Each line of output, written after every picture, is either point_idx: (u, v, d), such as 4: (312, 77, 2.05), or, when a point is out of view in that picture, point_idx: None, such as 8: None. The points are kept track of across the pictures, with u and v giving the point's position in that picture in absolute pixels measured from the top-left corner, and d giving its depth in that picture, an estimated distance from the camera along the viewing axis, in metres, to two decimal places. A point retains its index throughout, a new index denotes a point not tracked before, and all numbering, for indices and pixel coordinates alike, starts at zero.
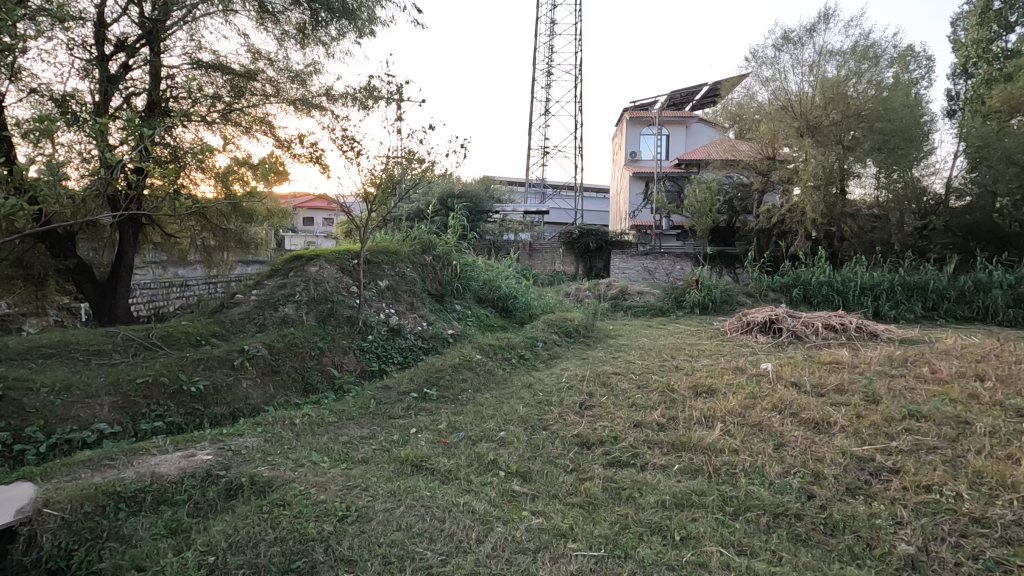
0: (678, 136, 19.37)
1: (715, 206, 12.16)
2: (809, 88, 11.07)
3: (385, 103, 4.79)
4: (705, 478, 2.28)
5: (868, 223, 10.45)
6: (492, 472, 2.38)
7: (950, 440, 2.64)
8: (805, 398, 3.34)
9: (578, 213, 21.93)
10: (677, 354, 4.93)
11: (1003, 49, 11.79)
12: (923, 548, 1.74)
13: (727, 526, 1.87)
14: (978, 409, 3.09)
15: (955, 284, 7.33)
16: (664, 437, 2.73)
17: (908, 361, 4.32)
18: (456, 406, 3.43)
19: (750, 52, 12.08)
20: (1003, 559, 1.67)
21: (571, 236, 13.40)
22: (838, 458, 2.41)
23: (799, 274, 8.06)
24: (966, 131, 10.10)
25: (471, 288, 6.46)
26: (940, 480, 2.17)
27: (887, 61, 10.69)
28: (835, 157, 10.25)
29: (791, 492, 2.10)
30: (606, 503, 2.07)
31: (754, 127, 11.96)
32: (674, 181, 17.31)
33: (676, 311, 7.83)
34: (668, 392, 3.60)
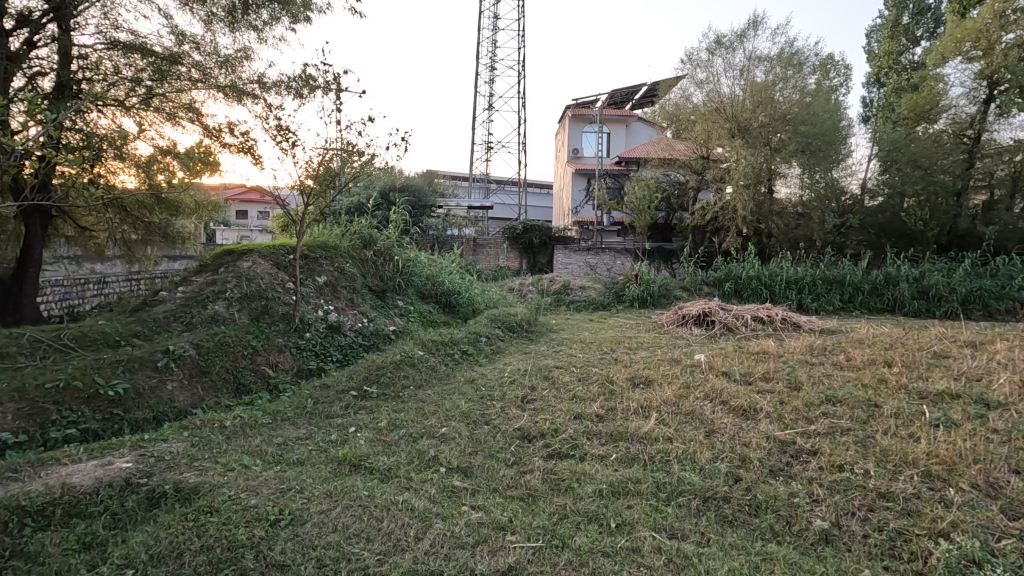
0: (619, 134, 19.87)
1: (653, 202, 12.57)
2: (740, 92, 11.59)
3: (322, 93, 4.65)
4: (640, 466, 2.35)
5: (793, 221, 11.11)
6: (432, 469, 2.37)
7: (862, 422, 2.85)
8: (733, 386, 3.52)
9: (522, 209, 22.12)
10: (616, 347, 5.08)
11: (910, 61, 12.82)
12: (836, 523, 1.87)
13: (661, 512, 1.95)
14: (885, 392, 3.37)
15: (868, 278, 7.90)
16: (602, 428, 2.81)
17: (826, 350, 4.62)
18: (397, 404, 3.38)
19: (685, 55, 12.49)
20: (904, 529, 1.81)
21: (515, 231, 13.48)
22: (763, 443, 2.55)
23: (730, 269, 8.49)
24: (879, 136, 10.90)
25: (414, 284, 6.39)
26: (852, 460, 2.35)
27: (810, 68, 11.35)
28: (764, 158, 10.81)
29: (720, 476, 2.21)
30: (545, 494, 2.11)
31: (689, 128, 12.41)
32: (615, 177, 17.73)
33: (616, 305, 8.04)
34: (607, 383, 3.71)
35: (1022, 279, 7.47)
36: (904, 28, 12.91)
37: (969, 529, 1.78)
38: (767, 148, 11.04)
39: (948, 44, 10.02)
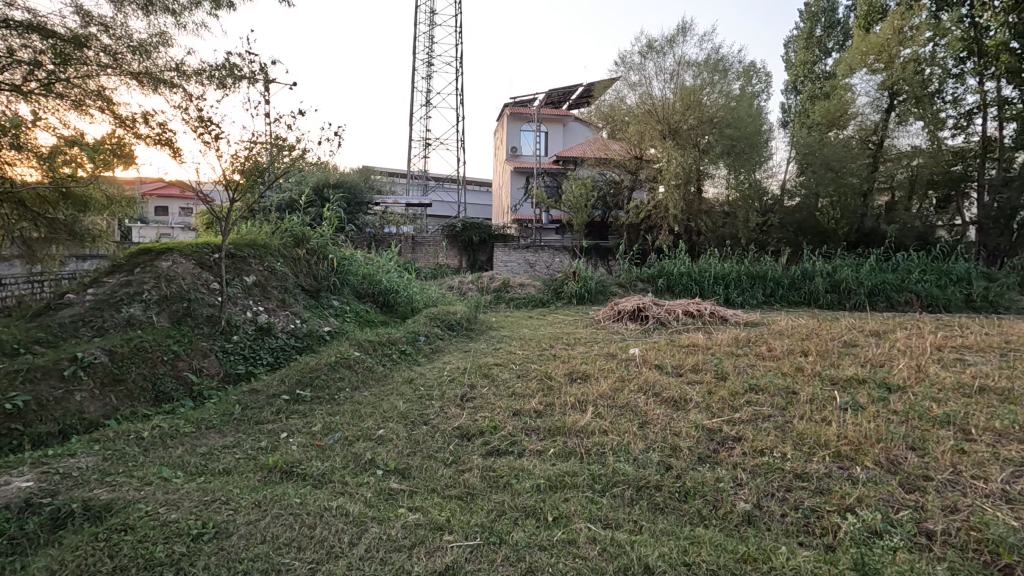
0: (556, 133, 20.17)
1: (589, 201, 12.84)
2: (670, 94, 12.04)
3: (248, 84, 4.44)
4: (577, 459, 2.40)
5: (720, 219, 11.68)
6: (369, 472, 2.32)
7: (781, 409, 3.04)
8: (666, 378, 3.66)
9: (461, 206, 22.00)
10: (555, 343, 5.16)
11: (823, 70, 13.76)
12: (757, 505, 1.98)
13: (596, 503, 2.00)
14: (802, 379, 3.61)
15: (788, 273, 8.41)
16: (540, 424, 2.84)
17: (749, 342, 4.89)
18: (332, 406, 3.28)
19: (619, 57, 12.82)
20: (817, 507, 1.95)
21: (454, 229, 13.38)
22: (692, 432, 2.67)
23: (663, 266, 8.81)
24: (796, 140, 11.64)
25: (349, 283, 6.22)
26: (772, 444, 2.50)
27: (735, 74, 11.94)
28: (693, 159, 11.28)
29: (652, 465, 2.29)
30: (483, 492, 2.11)
31: (624, 128, 12.76)
32: (553, 176, 17.96)
33: (554, 302, 8.16)
34: (546, 379, 3.77)
35: (918, 273, 8.21)
36: (816, 40, 13.89)
37: (872, 504, 1.94)
38: (695, 150, 11.53)
39: (855, 57, 10.87)
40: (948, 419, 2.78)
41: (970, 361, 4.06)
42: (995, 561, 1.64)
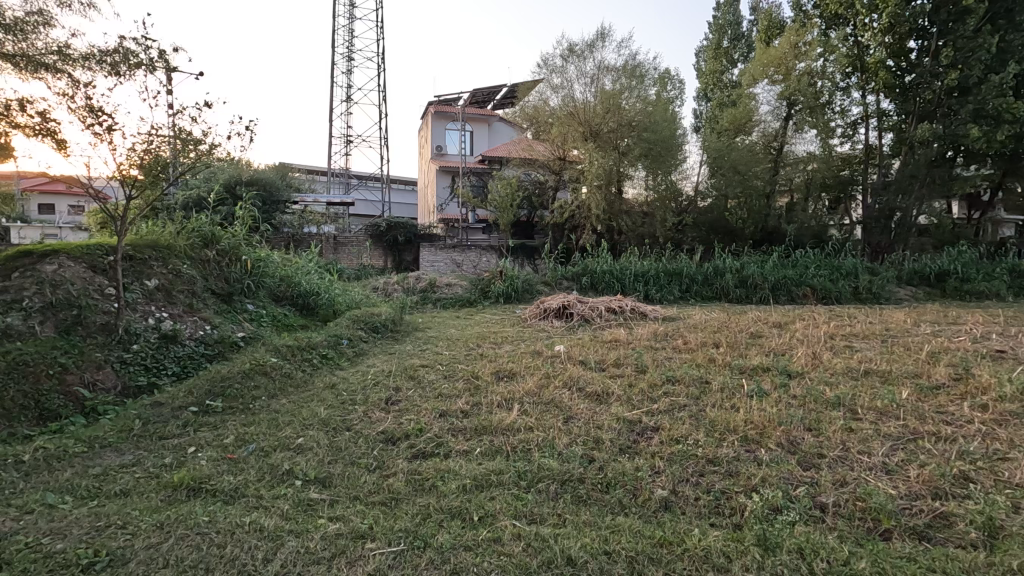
0: (481, 133, 20.22)
1: (515, 200, 12.97)
2: (591, 98, 12.40)
3: (146, 72, 4.10)
4: (503, 457, 2.42)
5: (639, 219, 12.18)
6: (287, 483, 2.21)
7: (695, 398, 3.22)
8: (589, 373, 3.77)
9: (386, 205, 21.52)
10: (481, 342, 5.16)
11: (730, 80, 14.71)
12: (674, 490, 2.08)
13: (521, 500, 2.02)
14: (714, 369, 3.84)
15: (702, 270, 8.90)
16: (467, 424, 2.83)
17: (667, 335, 5.14)
18: (246, 416, 3.10)
19: (541, 59, 13.03)
20: (727, 489, 2.07)
21: (379, 228, 13.06)
22: (614, 424, 2.76)
23: (587, 264, 9.06)
24: (707, 145, 12.36)
25: (265, 285, 5.91)
26: (687, 432, 2.64)
27: (651, 80, 12.50)
28: (614, 160, 11.68)
29: (576, 459, 2.35)
30: (408, 496, 2.08)
31: (548, 130, 13.00)
32: (478, 176, 17.98)
33: (481, 301, 8.16)
34: (473, 378, 3.76)
35: (814, 269, 8.96)
36: (724, 51, 14.83)
37: (774, 482, 2.10)
38: (616, 152, 11.95)
39: (757, 68, 11.74)
40: (839, 401, 3.06)
41: (857, 347, 4.49)
42: (877, 527, 1.82)
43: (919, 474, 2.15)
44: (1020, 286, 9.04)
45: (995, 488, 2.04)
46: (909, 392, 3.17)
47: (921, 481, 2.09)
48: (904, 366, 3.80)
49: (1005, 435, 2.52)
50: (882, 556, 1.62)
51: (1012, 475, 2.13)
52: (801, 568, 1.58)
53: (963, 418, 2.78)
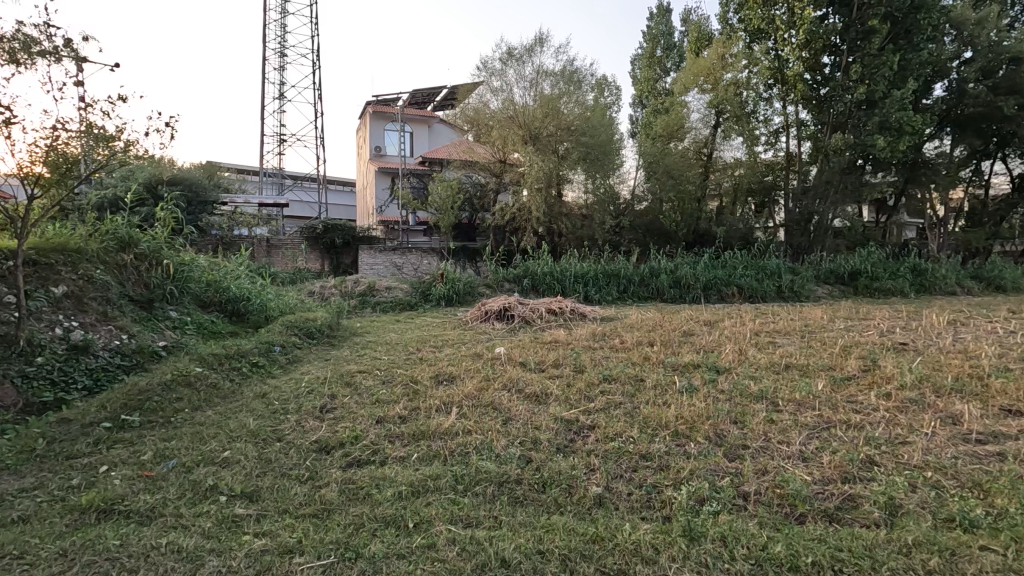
0: (421, 134, 20.01)
1: (456, 203, 12.91)
2: (531, 102, 12.53)
3: (50, 63, 3.80)
4: (441, 462, 2.40)
5: (579, 221, 12.43)
6: (210, 499, 2.10)
7: (630, 395, 3.32)
8: (528, 374, 3.81)
9: (323, 207, 20.87)
10: (421, 346, 5.10)
11: (664, 87, 15.30)
12: (608, 487, 2.13)
13: (458, 504, 2.01)
14: (649, 367, 3.98)
15: (639, 271, 9.18)
16: (404, 429, 2.79)
17: (604, 335, 5.26)
18: (167, 431, 2.91)
19: (481, 61, 13.04)
20: (658, 483, 2.15)
21: (315, 231, 12.65)
22: (551, 424, 2.80)
23: (528, 266, 9.17)
24: (642, 150, 12.78)
25: (191, 290, 5.59)
26: (621, 429, 2.71)
27: (588, 86, 12.79)
28: (553, 164, 11.85)
29: (513, 460, 2.36)
30: (341, 506, 2.02)
31: (488, 132, 13.01)
32: (419, 177, 17.77)
33: (423, 304, 8.06)
34: (412, 383, 3.70)
35: (742, 269, 9.45)
36: (657, 60, 15.40)
37: (701, 474, 2.19)
38: (555, 156, 12.15)
39: (688, 77, 12.43)
40: (762, 394, 3.25)
41: (780, 343, 4.78)
42: (793, 512, 1.94)
43: (831, 459, 2.31)
44: (920, 284, 9.91)
45: (896, 469, 2.22)
46: (824, 383, 3.41)
47: (832, 467, 2.24)
48: (820, 359, 4.07)
49: (905, 421, 2.76)
50: (796, 538, 1.72)
51: (910, 456, 2.33)
52: (723, 555, 1.66)
53: (870, 406, 3.01)
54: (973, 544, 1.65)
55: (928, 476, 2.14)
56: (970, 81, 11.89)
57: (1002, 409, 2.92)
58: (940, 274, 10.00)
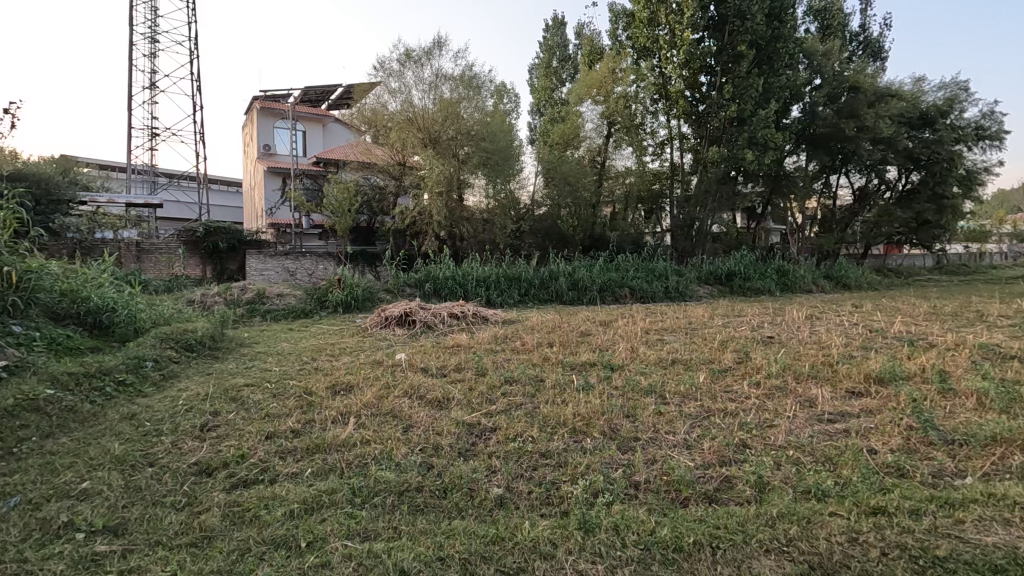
0: (315, 133, 19.12)
1: (353, 206, 12.47)
2: (430, 105, 12.40)
3: None
4: (337, 475, 2.30)
5: (480, 225, 12.53)
6: (64, 539, 1.85)
7: (530, 396, 3.39)
8: (430, 380, 3.76)
9: (204, 208, 19.24)
10: (316, 355, 4.86)
11: (560, 97, 15.90)
12: (509, 487, 2.16)
13: (355, 517, 1.94)
14: (548, 367, 4.10)
15: (539, 274, 9.43)
16: (297, 444, 2.64)
17: (506, 338, 5.34)
18: (8, 465, 2.52)
19: (378, 62, 12.72)
20: (557, 479, 2.21)
21: (195, 234, 11.61)
22: (453, 429, 2.78)
23: (430, 270, 9.07)
24: (541, 157, 13.14)
25: (40, 301, 4.87)
26: (521, 429, 2.76)
27: (488, 92, 12.92)
28: (454, 168, 11.83)
29: (414, 468, 2.32)
30: (224, 532, 1.88)
31: (386, 134, 12.71)
32: (312, 178, 16.94)
33: (318, 311, 7.68)
34: (306, 395, 3.51)
35: (634, 272, 10.03)
36: (553, 70, 15.95)
37: (596, 468, 2.28)
38: (455, 160, 12.16)
39: (582, 89, 13.09)
40: (651, 388, 3.46)
41: (667, 340, 5.13)
42: (678, 496, 2.09)
43: (710, 445, 2.51)
44: (784, 284, 11.11)
45: (763, 450, 2.46)
46: (704, 375, 3.71)
47: (711, 452, 2.44)
48: (701, 354, 4.43)
49: (771, 406, 3.07)
50: (681, 521, 1.85)
51: (776, 438, 2.60)
52: (615, 543, 1.75)
53: (743, 395, 3.32)
54: (824, 511, 1.88)
55: (789, 455, 2.40)
56: (820, 105, 13.57)
57: (848, 391, 3.34)
58: (799, 274, 11.28)
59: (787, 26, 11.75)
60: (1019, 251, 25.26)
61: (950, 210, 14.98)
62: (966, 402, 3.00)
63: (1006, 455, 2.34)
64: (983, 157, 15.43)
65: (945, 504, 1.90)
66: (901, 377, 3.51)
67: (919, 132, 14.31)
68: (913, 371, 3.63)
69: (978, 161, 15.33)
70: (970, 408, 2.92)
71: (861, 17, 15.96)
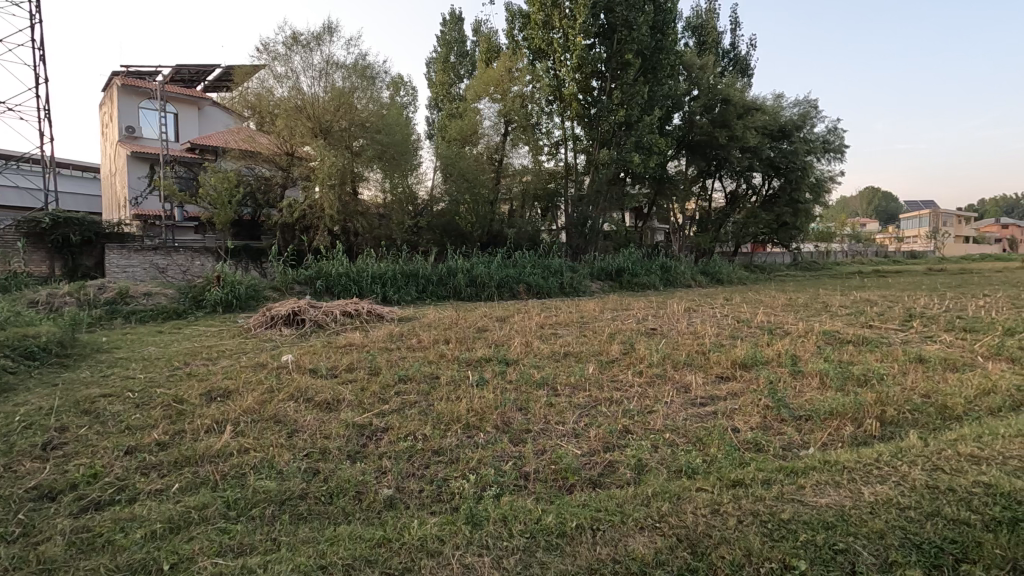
0: (189, 117, 17.47)
1: (234, 197, 11.54)
2: (320, 93, 11.77)
3: None
4: (209, 489, 2.12)
5: (376, 221, 12.19)
6: None
7: (425, 394, 3.36)
8: (319, 382, 3.58)
9: (51, 197, 16.81)
10: (190, 360, 4.44)
11: (457, 92, 15.88)
12: (399, 488, 2.12)
13: (228, 532, 1.80)
14: (444, 364, 4.08)
15: (437, 270, 9.33)
16: (164, 457, 2.41)
17: (401, 336, 5.23)
18: None
19: (261, 43, 11.84)
20: (448, 476, 2.21)
21: (39, 225, 10.13)
22: (342, 431, 2.68)
23: (321, 266, 8.66)
24: (438, 152, 13.02)
25: None
26: (415, 428, 2.72)
27: (384, 83, 12.54)
28: (347, 160, 11.36)
29: (298, 474, 2.20)
30: (69, 563, 1.67)
31: (272, 121, 11.91)
32: (187, 166, 15.46)
33: (193, 311, 7.02)
34: (176, 404, 3.19)
35: (530, 268, 10.27)
36: (450, 65, 15.87)
37: (487, 462, 2.31)
38: (348, 152, 11.66)
39: (479, 86, 13.14)
40: (543, 381, 3.57)
41: (560, 334, 5.33)
42: (565, 484, 2.17)
43: (596, 433, 2.64)
44: (667, 279, 11.97)
45: (643, 435, 2.63)
46: (593, 367, 3.89)
47: (596, 439, 2.57)
48: (591, 346, 4.64)
49: (651, 393, 3.29)
50: (565, 507, 1.93)
51: (655, 422, 2.79)
52: (503, 534, 1.78)
53: (628, 383, 3.54)
54: (692, 487, 2.05)
55: (666, 437, 2.59)
56: (697, 114, 14.76)
57: (717, 376, 3.69)
58: (680, 271, 12.21)
59: (668, 39, 12.64)
60: (857, 249, 29.18)
61: (803, 213, 16.94)
62: (811, 381, 3.43)
63: (841, 427, 2.69)
64: (828, 167, 17.62)
65: (792, 473, 2.15)
66: (761, 362, 3.93)
67: (779, 143, 16.02)
68: (771, 356, 4.06)
69: (825, 170, 17.48)
70: (815, 387, 3.33)
71: (731, 36, 17.52)
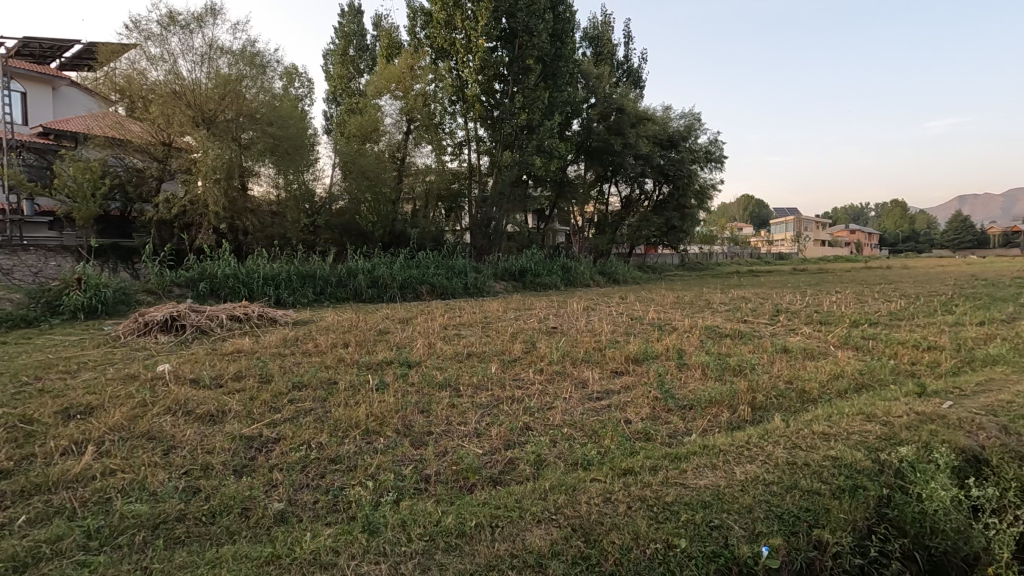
0: (41, 98, 15.39)
1: (100, 190, 10.31)
2: (203, 79, 10.82)
3: None
4: (64, 519, 1.88)
5: (267, 218, 11.46)
6: None
7: (322, 400, 3.21)
8: (201, 392, 3.30)
9: None
10: (42, 374, 3.90)
11: (357, 87, 15.34)
12: (291, 501, 2.01)
13: (88, 565, 1.61)
14: (343, 369, 3.92)
15: (335, 271, 8.96)
16: (7, 487, 2.09)
17: (296, 340, 4.97)
18: None
19: (130, 20, 10.65)
20: (345, 484, 2.13)
21: None
22: (228, 445, 2.49)
23: (205, 267, 7.98)
24: (336, 148, 12.50)
25: None
26: (309, 436, 2.59)
27: (276, 73, 11.80)
28: (235, 153, 10.56)
29: (175, 495, 2.02)
30: None
31: (145, 107, 10.78)
32: (39, 153, 13.56)
33: (48, 319, 6.18)
34: (22, 425, 2.78)
35: (434, 269, 10.17)
36: (349, 59, 15.29)
37: (387, 467, 2.26)
38: (235, 144, 10.84)
39: (380, 82, 12.80)
40: (446, 381, 3.56)
41: (463, 334, 5.34)
42: (465, 484, 2.18)
43: (497, 432, 2.68)
44: (568, 279, 12.40)
45: (543, 430, 2.71)
46: (496, 366, 3.94)
47: (497, 438, 2.61)
48: (494, 346, 4.69)
49: (552, 390, 3.40)
50: (465, 507, 1.94)
51: (554, 418, 2.88)
52: (401, 539, 1.75)
53: (529, 381, 3.63)
54: (586, 479, 2.14)
55: (564, 432, 2.68)
56: (595, 121, 15.42)
57: (612, 371, 3.89)
58: (580, 271, 12.71)
59: (567, 48, 13.10)
60: (735, 251, 32.10)
61: (689, 218, 18.30)
62: (693, 373, 3.73)
63: (719, 413, 2.95)
64: (710, 175, 19.17)
65: (676, 459, 2.32)
66: (652, 357, 4.19)
67: (668, 151, 17.17)
68: (660, 351, 4.35)
69: (707, 178, 19.00)
70: (697, 378, 3.63)
71: (624, 48, 18.49)
